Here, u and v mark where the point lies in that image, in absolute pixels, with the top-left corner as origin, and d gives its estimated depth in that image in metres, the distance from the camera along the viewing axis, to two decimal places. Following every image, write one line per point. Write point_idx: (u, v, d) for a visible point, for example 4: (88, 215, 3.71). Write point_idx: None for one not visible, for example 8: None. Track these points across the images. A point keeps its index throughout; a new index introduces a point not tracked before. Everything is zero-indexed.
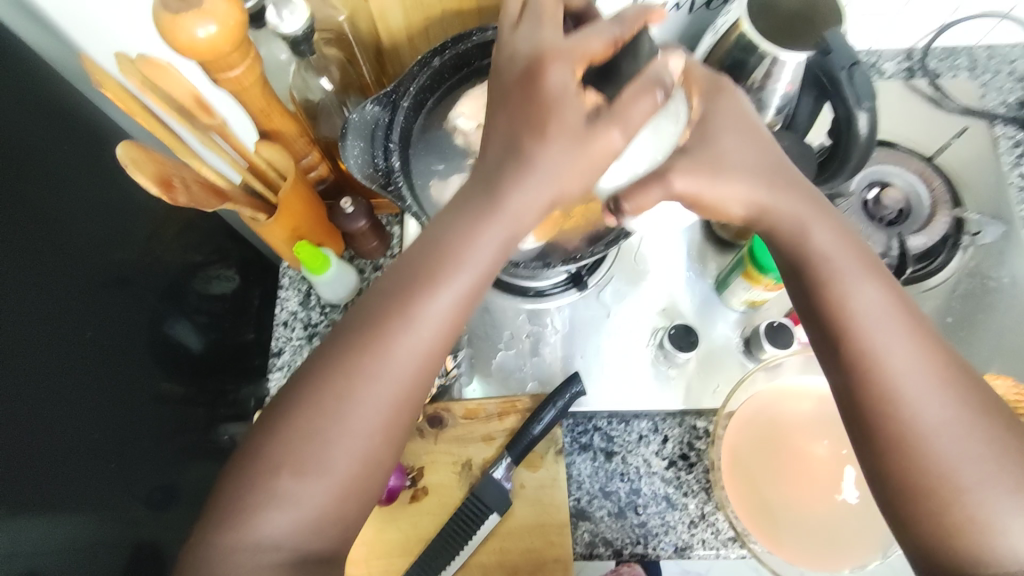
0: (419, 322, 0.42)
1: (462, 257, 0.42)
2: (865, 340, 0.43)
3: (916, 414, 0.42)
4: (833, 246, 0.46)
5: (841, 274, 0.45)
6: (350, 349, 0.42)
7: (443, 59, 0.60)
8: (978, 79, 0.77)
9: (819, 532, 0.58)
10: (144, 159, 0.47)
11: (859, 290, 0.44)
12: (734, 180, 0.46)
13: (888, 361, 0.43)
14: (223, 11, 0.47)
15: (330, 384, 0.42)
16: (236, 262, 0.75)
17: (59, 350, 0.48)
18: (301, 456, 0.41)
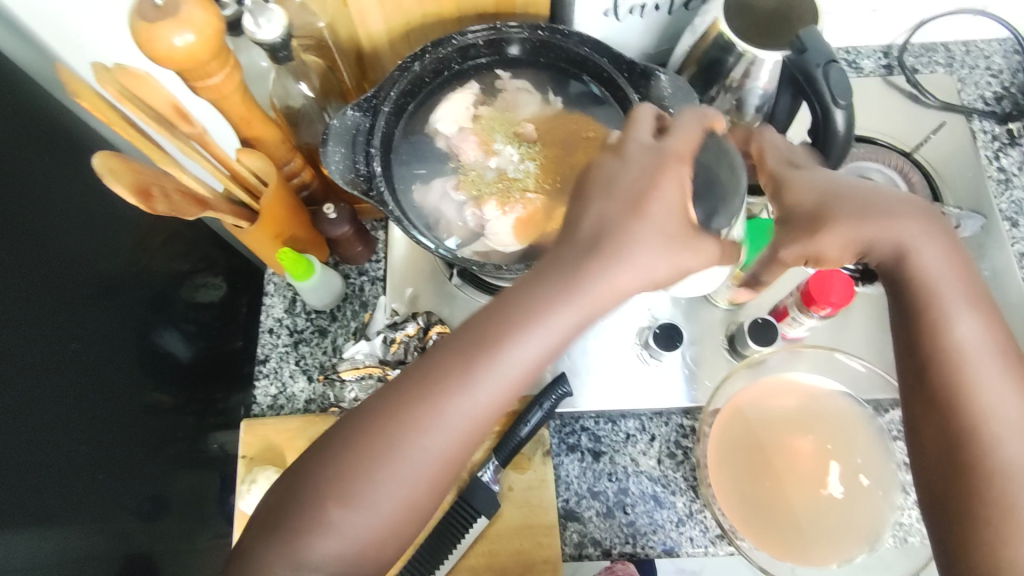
0: (482, 385, 0.41)
1: (528, 322, 0.41)
2: (957, 362, 0.46)
3: (1000, 443, 0.44)
4: (936, 273, 0.48)
5: (948, 301, 0.48)
6: (408, 405, 0.41)
7: (423, 64, 0.60)
8: (956, 74, 0.78)
9: (803, 527, 0.58)
10: (122, 169, 0.47)
11: (962, 320, 0.47)
12: (841, 227, 0.49)
13: (982, 386, 0.46)
14: (200, 20, 0.47)
15: (381, 430, 0.41)
16: (224, 270, 0.74)
17: (45, 362, 0.48)
18: (347, 490, 0.40)
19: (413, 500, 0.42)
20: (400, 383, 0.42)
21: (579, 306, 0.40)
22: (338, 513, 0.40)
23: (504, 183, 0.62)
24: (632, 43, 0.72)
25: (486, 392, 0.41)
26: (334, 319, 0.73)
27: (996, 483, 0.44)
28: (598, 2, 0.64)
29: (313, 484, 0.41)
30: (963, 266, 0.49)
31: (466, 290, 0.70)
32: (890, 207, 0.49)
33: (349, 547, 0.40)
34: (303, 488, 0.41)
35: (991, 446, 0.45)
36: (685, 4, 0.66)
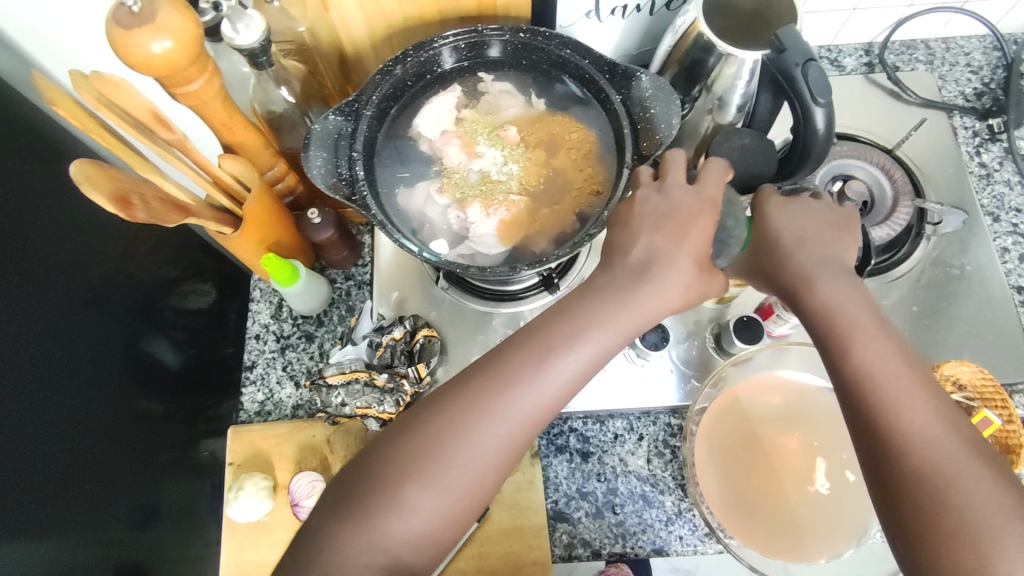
0: (544, 383, 0.45)
1: (586, 329, 0.46)
2: (875, 388, 0.42)
3: (937, 468, 0.39)
4: (822, 298, 0.46)
5: (848, 327, 0.44)
6: (477, 401, 0.44)
7: (405, 67, 0.59)
8: (936, 71, 0.79)
9: (781, 528, 0.58)
10: (99, 176, 0.47)
11: (866, 346, 0.43)
12: (773, 254, 0.49)
13: (907, 411, 0.41)
14: (177, 26, 0.47)
15: (446, 417, 0.44)
16: (213, 275, 0.73)
17: (29, 372, 0.48)
18: (419, 467, 0.43)
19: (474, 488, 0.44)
20: (465, 382, 0.45)
21: (628, 316, 0.46)
22: (412, 493, 0.43)
23: (488, 186, 0.62)
24: (614, 44, 0.72)
25: (549, 388, 0.45)
26: (320, 324, 0.73)
27: (946, 516, 0.38)
28: (579, 3, 0.64)
29: (381, 470, 0.43)
30: (863, 296, 0.46)
31: (453, 293, 0.70)
32: (828, 240, 0.49)
33: (424, 527, 0.43)
34: (370, 476, 0.43)
35: (926, 473, 0.39)
36: (665, 5, 0.66)
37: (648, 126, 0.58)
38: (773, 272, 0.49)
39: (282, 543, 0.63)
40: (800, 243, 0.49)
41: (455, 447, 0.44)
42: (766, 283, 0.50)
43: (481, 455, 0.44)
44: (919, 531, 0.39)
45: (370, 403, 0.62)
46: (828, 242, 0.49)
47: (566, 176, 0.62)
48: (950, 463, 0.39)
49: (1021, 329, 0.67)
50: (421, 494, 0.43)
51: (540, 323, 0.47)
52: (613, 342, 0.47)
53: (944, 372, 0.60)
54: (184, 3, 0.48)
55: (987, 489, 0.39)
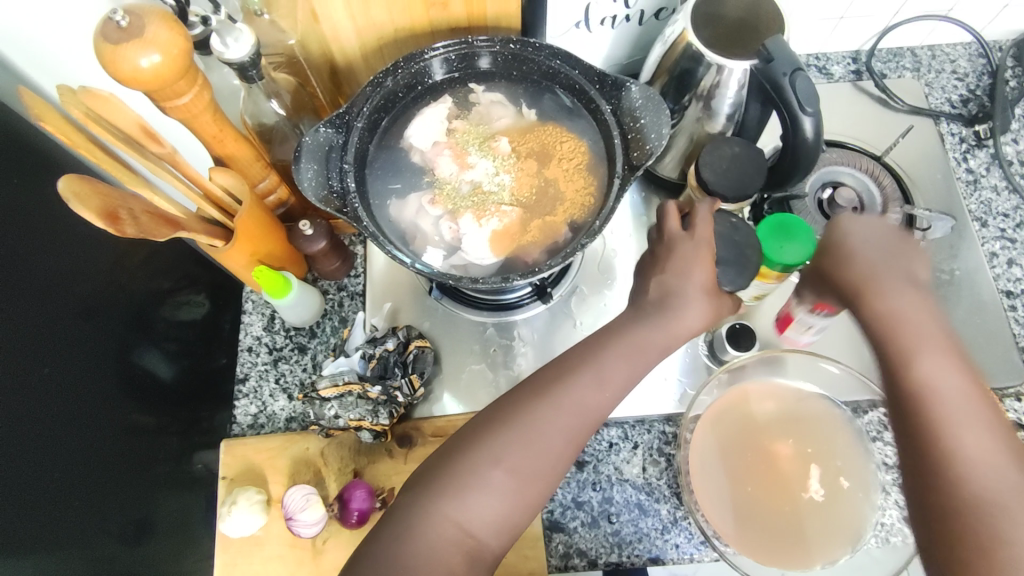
0: (591, 394, 0.50)
1: (632, 346, 0.51)
2: (929, 403, 0.44)
3: (977, 485, 0.41)
4: (887, 312, 0.48)
5: (913, 341, 0.46)
6: (544, 395, 0.49)
7: (396, 79, 0.59)
8: (923, 79, 0.80)
9: (796, 539, 0.58)
10: (89, 192, 0.47)
11: (927, 359, 0.45)
12: (841, 262, 0.52)
13: (959, 428, 0.42)
14: (166, 39, 0.46)
15: (489, 425, 0.49)
16: (206, 287, 0.73)
17: (18, 388, 0.47)
18: (466, 470, 0.47)
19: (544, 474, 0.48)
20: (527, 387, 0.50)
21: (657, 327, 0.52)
22: (496, 473, 0.47)
23: (480, 197, 0.62)
24: (605, 54, 0.72)
25: (604, 395, 0.50)
26: (313, 336, 0.73)
27: (977, 530, 0.40)
28: (569, 13, 0.64)
29: (457, 457, 0.48)
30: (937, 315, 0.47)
31: (446, 303, 0.70)
32: (898, 255, 0.50)
33: (503, 508, 0.47)
34: (438, 466, 0.48)
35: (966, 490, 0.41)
36: (654, 14, 0.67)
37: (638, 136, 0.58)
38: (839, 280, 0.52)
39: (277, 557, 0.62)
40: (871, 252, 0.51)
41: (507, 445, 0.47)
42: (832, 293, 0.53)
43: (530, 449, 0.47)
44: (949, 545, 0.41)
45: (363, 416, 0.62)
46: (901, 254, 0.51)
47: (558, 187, 0.62)
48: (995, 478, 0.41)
49: (1011, 332, 0.68)
50: (506, 476, 0.47)
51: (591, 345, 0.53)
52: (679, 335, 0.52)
53: None
54: (174, 17, 0.48)
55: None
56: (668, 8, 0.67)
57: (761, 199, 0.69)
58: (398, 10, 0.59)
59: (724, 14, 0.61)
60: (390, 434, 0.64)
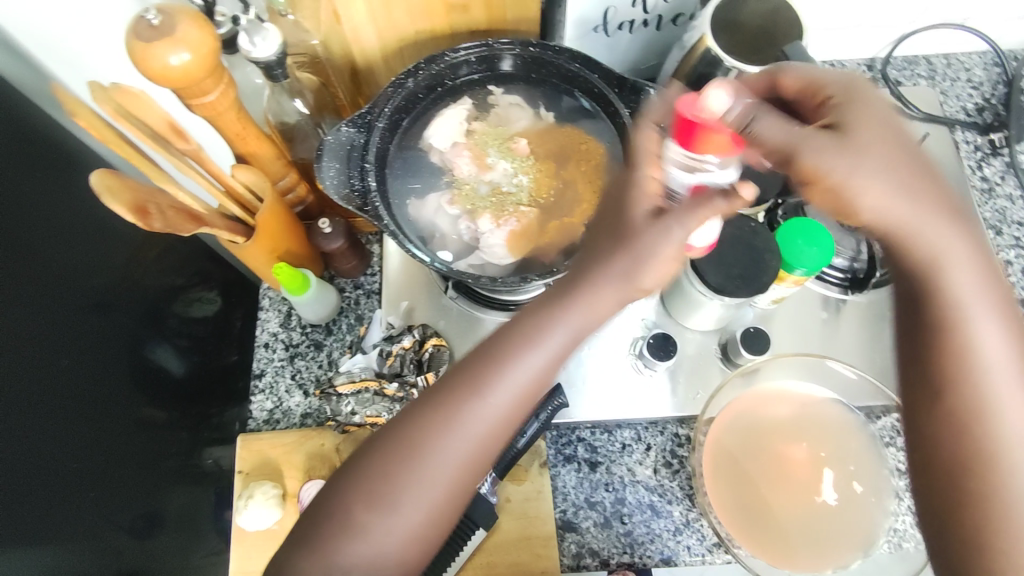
0: (493, 391, 0.43)
1: (535, 338, 0.43)
2: (948, 320, 0.43)
3: (1003, 410, 0.42)
4: (915, 218, 0.43)
5: (943, 247, 0.43)
6: (423, 420, 0.44)
7: (417, 80, 0.60)
8: (938, 86, 0.80)
9: (814, 546, 0.58)
10: (119, 187, 0.47)
11: (958, 271, 0.43)
12: (881, 176, 0.42)
13: (977, 341, 0.43)
14: (195, 38, 0.47)
15: (393, 449, 0.43)
16: (219, 284, 0.75)
17: (37, 380, 0.48)
18: (376, 491, 0.43)
19: (442, 504, 0.44)
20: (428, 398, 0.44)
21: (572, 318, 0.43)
22: (364, 515, 0.43)
23: (499, 197, 0.63)
24: (621, 59, 0.73)
25: (507, 392, 0.43)
26: (330, 333, 0.73)
27: (987, 472, 0.42)
28: (587, 18, 0.65)
29: (362, 480, 0.43)
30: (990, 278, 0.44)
31: (460, 302, 0.70)
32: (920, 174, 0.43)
33: (381, 554, 0.42)
34: (344, 483, 0.44)
35: (989, 423, 0.42)
36: (672, 19, 0.67)
37: None
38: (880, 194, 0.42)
39: None
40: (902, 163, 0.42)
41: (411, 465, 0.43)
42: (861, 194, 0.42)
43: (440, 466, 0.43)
44: (965, 494, 0.43)
45: (381, 412, 0.63)
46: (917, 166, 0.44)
47: (575, 189, 0.63)
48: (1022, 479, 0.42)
49: None
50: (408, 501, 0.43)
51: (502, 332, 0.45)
52: (584, 326, 0.44)
53: None
54: (203, 16, 0.49)
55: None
56: (686, 13, 0.67)
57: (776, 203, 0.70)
58: (419, 13, 0.60)
59: (742, 20, 0.60)
60: None
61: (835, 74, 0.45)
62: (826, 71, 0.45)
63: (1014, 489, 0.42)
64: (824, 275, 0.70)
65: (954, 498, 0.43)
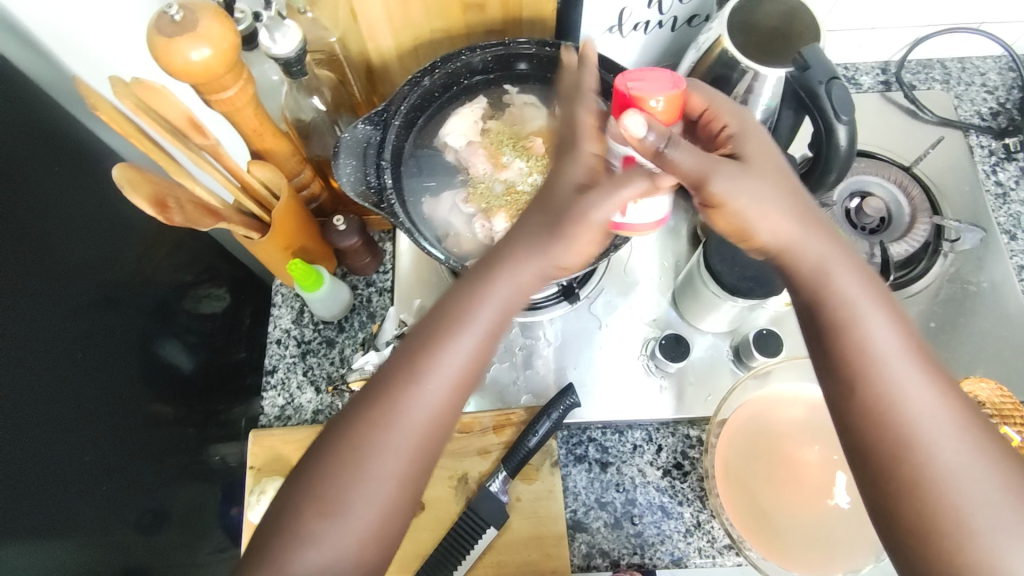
0: (430, 376, 0.43)
1: (463, 319, 0.44)
2: (838, 319, 0.43)
3: (901, 394, 0.41)
4: (798, 232, 0.44)
5: (824, 255, 0.44)
6: (364, 415, 0.42)
7: (433, 79, 0.60)
8: (953, 91, 0.80)
9: (824, 546, 0.58)
10: (139, 180, 0.48)
11: (841, 271, 0.44)
12: (766, 195, 0.44)
13: (868, 337, 0.42)
14: (216, 34, 0.47)
15: (337, 446, 0.42)
16: (226, 281, 0.77)
17: (52, 371, 0.48)
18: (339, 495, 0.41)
19: (397, 500, 0.42)
20: (366, 391, 0.44)
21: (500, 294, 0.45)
22: (318, 522, 0.41)
23: (513, 196, 0.63)
24: (635, 59, 0.73)
25: (442, 377, 0.43)
26: (341, 330, 0.73)
27: (911, 458, 0.40)
28: (602, 19, 0.65)
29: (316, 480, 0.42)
30: (875, 283, 0.44)
31: None
32: (795, 190, 0.45)
33: (338, 559, 0.41)
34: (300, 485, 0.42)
35: (896, 409, 0.40)
36: (688, 20, 0.67)
37: None
38: (761, 211, 0.44)
39: None
40: (776, 182, 0.44)
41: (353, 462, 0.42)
42: (749, 208, 0.43)
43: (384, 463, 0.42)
44: (897, 486, 0.40)
45: None
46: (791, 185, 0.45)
47: None
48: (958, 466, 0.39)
49: None
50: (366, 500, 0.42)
51: (430, 319, 0.44)
52: (512, 301, 0.45)
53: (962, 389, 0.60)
54: (225, 12, 0.49)
55: (940, 410, 0.40)
56: (701, 15, 0.67)
57: None
58: (436, 11, 0.60)
59: (758, 21, 0.61)
60: None
61: (727, 104, 0.47)
62: (719, 99, 0.47)
63: (948, 476, 0.39)
64: None
65: (893, 495, 0.40)
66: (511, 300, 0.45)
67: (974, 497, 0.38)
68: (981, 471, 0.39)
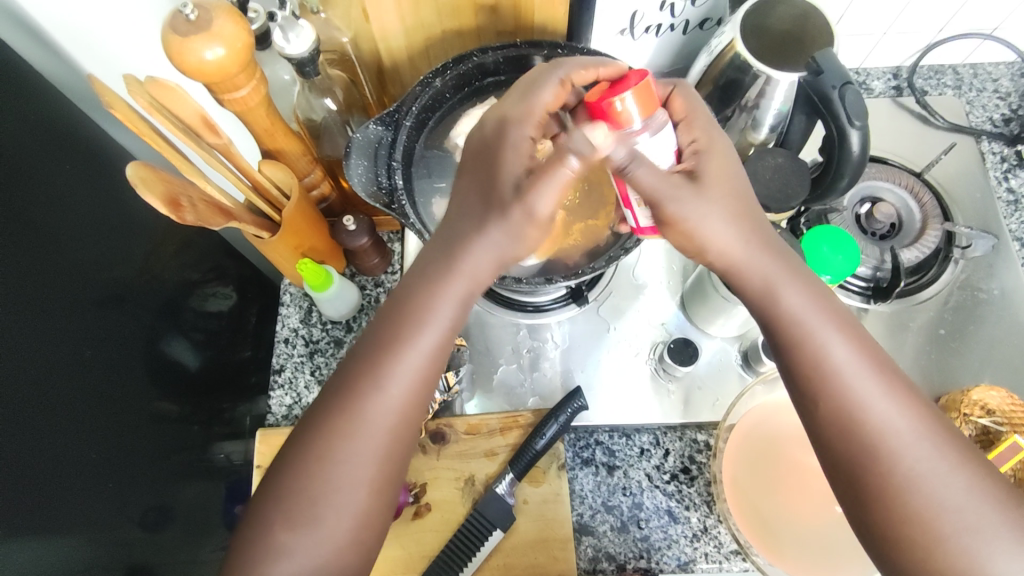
0: (393, 380, 0.45)
1: (426, 318, 0.46)
2: (794, 336, 0.45)
3: (860, 405, 0.43)
4: (743, 252, 0.47)
5: (771, 274, 0.47)
6: (335, 423, 0.44)
7: (445, 79, 0.61)
8: (964, 97, 0.80)
9: (830, 551, 0.58)
10: (153, 179, 0.48)
11: (787, 288, 0.46)
12: (720, 218, 0.46)
13: (823, 351, 0.45)
14: (230, 33, 0.48)
15: (321, 446, 0.44)
16: (233, 280, 0.77)
17: (60, 368, 0.48)
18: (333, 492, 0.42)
19: (379, 499, 0.45)
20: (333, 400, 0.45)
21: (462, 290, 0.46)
22: (284, 535, 0.43)
23: None
24: (647, 62, 0.73)
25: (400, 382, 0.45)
26: (349, 330, 0.73)
27: (880, 468, 0.42)
28: (614, 22, 0.65)
29: (297, 482, 0.44)
30: (826, 299, 0.47)
31: (481, 303, 0.71)
32: (746, 210, 0.47)
33: (319, 560, 0.43)
34: (286, 486, 0.44)
35: (858, 421, 0.43)
36: (700, 24, 0.67)
37: None
38: (709, 234, 0.46)
39: None
40: (730, 204, 0.46)
41: (329, 468, 0.44)
42: (702, 232, 0.46)
43: (352, 468, 0.44)
44: (871, 496, 0.42)
45: None
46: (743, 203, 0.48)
47: (600, 191, 0.64)
48: (923, 475, 0.42)
49: None
50: (353, 494, 0.44)
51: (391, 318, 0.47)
52: (469, 295, 0.47)
53: (971, 397, 0.59)
54: (238, 12, 0.49)
55: (897, 416, 0.43)
56: (714, 18, 0.67)
57: (799, 212, 0.69)
58: (448, 11, 0.60)
59: (771, 25, 0.61)
60: (425, 430, 0.64)
61: (702, 120, 0.49)
62: (698, 113, 0.49)
63: (920, 484, 0.42)
64: (847, 283, 0.69)
65: (869, 505, 0.43)
66: (466, 295, 0.47)
67: (938, 503, 0.41)
68: (944, 472, 0.42)
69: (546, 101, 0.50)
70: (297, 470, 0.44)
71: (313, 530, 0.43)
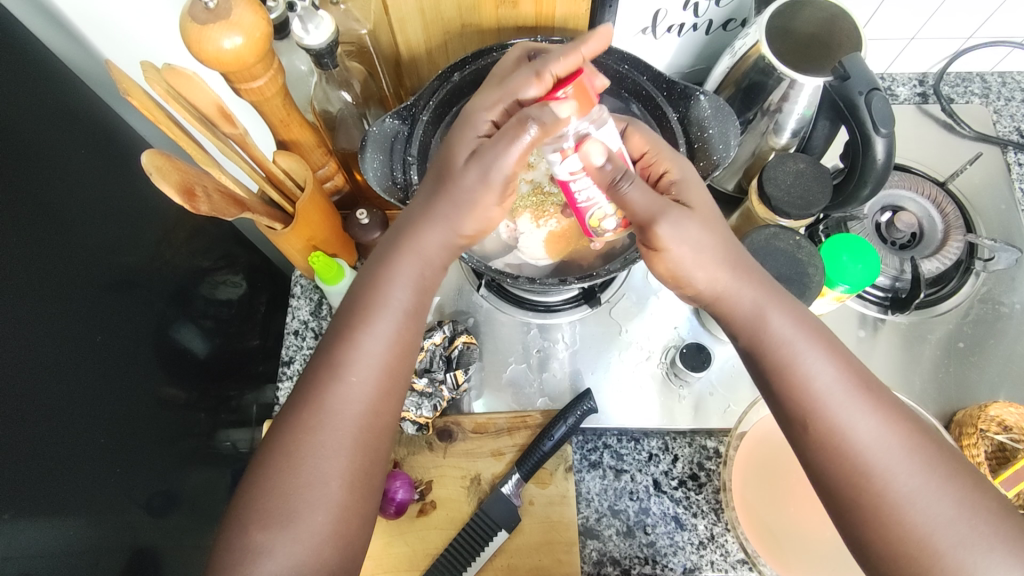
0: (351, 367, 0.46)
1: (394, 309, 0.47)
2: (779, 361, 0.46)
3: (851, 428, 0.43)
4: (730, 279, 0.48)
5: (758, 298, 0.47)
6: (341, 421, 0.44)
7: (463, 73, 0.59)
8: (991, 106, 0.79)
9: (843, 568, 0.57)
10: (168, 167, 0.47)
11: (776, 312, 0.47)
12: (704, 258, 0.47)
13: (807, 374, 0.45)
14: (249, 22, 0.47)
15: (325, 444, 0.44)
16: (244, 268, 0.77)
17: (68, 350, 0.48)
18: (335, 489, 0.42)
19: None
20: (322, 390, 0.45)
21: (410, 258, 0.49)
22: (285, 532, 0.42)
23: (540, 197, 0.61)
24: (667, 61, 0.72)
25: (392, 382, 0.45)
26: None
27: (882, 497, 0.41)
28: (636, 20, 0.65)
29: (300, 480, 0.43)
30: (811, 323, 0.47)
31: (492, 299, 0.70)
32: (729, 243, 0.48)
33: (318, 558, 0.42)
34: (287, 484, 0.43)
35: (859, 442, 0.42)
36: (723, 24, 0.66)
37: (704, 146, 0.59)
38: (692, 269, 0.48)
39: None
40: (715, 237, 0.48)
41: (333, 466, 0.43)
42: (695, 267, 0.47)
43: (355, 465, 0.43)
44: (881, 523, 0.41)
45: (408, 407, 0.62)
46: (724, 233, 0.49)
47: None
48: (939, 497, 0.41)
49: None
50: (346, 491, 0.44)
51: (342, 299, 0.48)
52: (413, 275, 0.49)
53: (989, 413, 0.58)
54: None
55: (891, 439, 0.42)
56: (736, 20, 0.66)
57: (817, 219, 0.68)
58: (467, 6, 0.59)
59: (796, 27, 0.60)
60: (432, 428, 0.64)
61: (665, 148, 0.52)
62: (652, 142, 0.52)
63: (938, 506, 0.40)
64: (865, 292, 0.69)
65: (870, 530, 0.41)
66: (416, 277, 0.49)
67: (959, 526, 0.40)
68: (956, 500, 0.41)
69: (521, 93, 0.48)
70: (293, 464, 0.43)
71: (319, 527, 0.43)
